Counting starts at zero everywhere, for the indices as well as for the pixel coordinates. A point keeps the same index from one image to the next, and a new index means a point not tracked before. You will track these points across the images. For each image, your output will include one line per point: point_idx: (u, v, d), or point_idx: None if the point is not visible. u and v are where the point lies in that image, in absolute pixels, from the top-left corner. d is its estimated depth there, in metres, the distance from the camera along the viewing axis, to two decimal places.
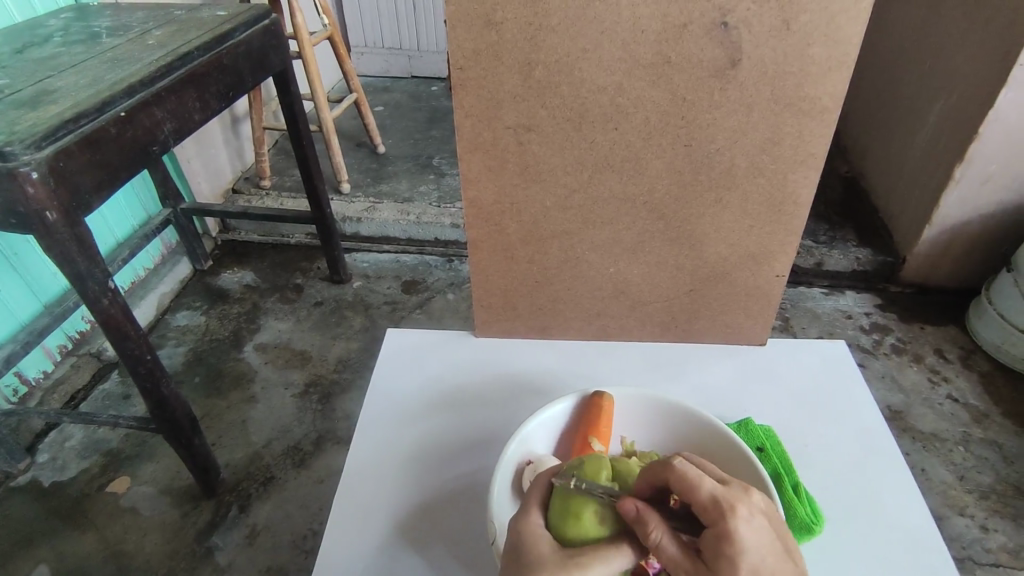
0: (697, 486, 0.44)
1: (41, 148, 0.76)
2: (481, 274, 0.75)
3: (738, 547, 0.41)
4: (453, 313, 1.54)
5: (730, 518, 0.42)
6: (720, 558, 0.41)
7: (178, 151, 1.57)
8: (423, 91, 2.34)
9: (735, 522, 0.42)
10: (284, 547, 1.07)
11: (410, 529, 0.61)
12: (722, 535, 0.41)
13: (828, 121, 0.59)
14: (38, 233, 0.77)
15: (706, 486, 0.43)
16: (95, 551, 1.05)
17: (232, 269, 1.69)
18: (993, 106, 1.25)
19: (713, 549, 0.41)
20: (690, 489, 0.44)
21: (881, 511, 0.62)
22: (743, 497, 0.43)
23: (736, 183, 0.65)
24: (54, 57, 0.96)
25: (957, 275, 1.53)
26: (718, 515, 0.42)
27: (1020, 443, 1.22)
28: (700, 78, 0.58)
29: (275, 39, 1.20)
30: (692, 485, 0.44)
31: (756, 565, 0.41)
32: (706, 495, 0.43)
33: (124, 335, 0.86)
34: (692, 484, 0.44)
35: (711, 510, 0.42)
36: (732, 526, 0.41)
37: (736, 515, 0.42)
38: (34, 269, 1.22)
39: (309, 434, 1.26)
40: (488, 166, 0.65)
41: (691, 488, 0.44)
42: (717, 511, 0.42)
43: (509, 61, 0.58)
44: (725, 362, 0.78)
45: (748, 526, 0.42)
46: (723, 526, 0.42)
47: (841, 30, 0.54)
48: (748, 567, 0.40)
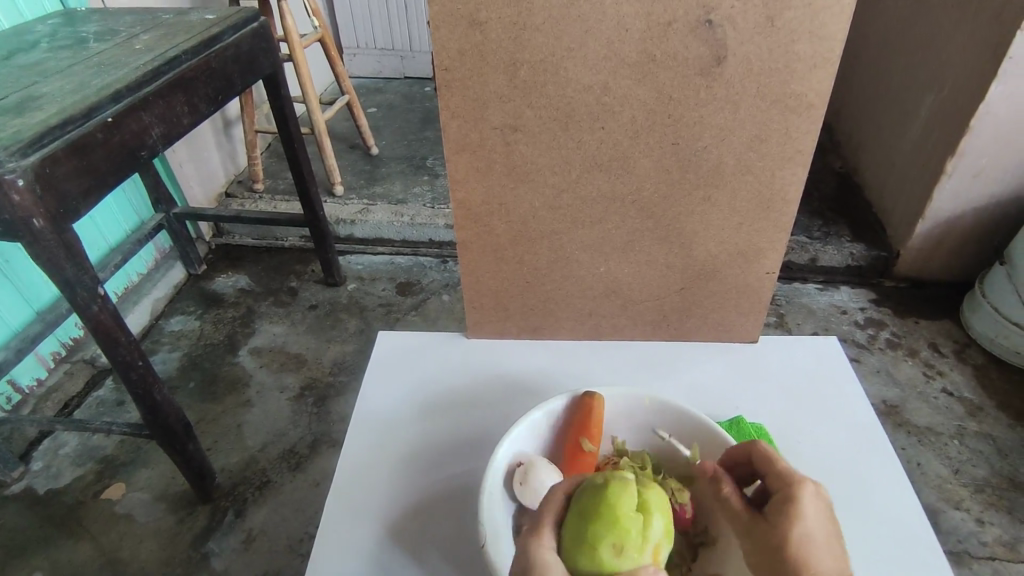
0: (774, 460, 0.49)
1: (26, 155, 0.75)
2: (471, 275, 0.75)
3: (800, 509, 0.45)
4: (447, 314, 1.54)
5: (800, 488, 0.46)
6: (781, 516, 0.45)
7: (170, 155, 1.57)
8: (416, 92, 2.34)
9: (802, 490, 0.46)
10: (280, 551, 1.06)
11: (401, 532, 0.61)
12: (787, 496, 0.46)
13: (815, 117, 0.59)
14: (25, 240, 0.76)
15: (783, 461, 0.49)
16: (90, 558, 1.05)
17: (226, 273, 1.68)
18: (984, 99, 1.25)
19: (776, 510, 0.46)
20: (769, 460, 0.49)
21: (872, 507, 0.62)
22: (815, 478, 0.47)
23: (725, 181, 0.65)
24: (41, 63, 0.96)
25: (951, 268, 1.53)
26: (790, 483, 0.47)
27: (1015, 435, 1.22)
28: (686, 76, 0.58)
29: (264, 43, 1.19)
30: (771, 461, 0.49)
31: (813, 529, 0.44)
32: (784, 465, 0.48)
33: (115, 341, 0.86)
34: (771, 456, 0.49)
35: (784, 478, 0.47)
36: (796, 492, 0.46)
37: (803, 485, 0.46)
38: (25, 277, 1.22)
39: (304, 438, 1.25)
40: (475, 167, 0.65)
41: (769, 461, 0.49)
42: (791, 479, 0.47)
43: (494, 61, 0.58)
44: (717, 360, 0.78)
45: (812, 497, 0.46)
46: (792, 490, 0.46)
47: (825, 26, 0.54)
48: (802, 529, 0.44)
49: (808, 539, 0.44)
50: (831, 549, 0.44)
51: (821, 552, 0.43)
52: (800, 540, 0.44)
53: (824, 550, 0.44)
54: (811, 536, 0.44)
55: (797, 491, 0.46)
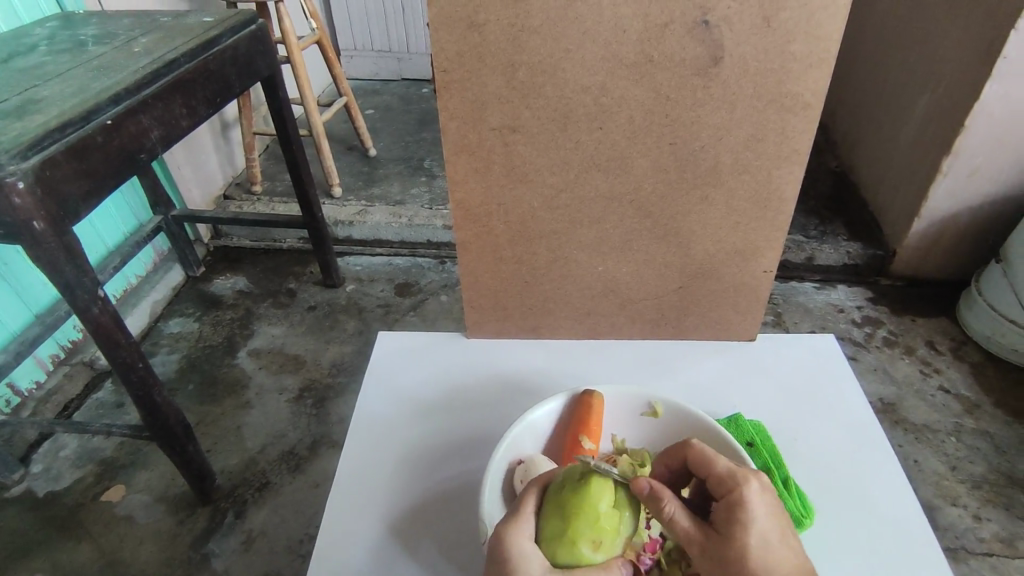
0: (712, 462, 0.49)
1: (27, 158, 0.75)
2: (470, 275, 0.76)
3: (749, 513, 0.45)
4: (446, 315, 1.55)
5: (744, 488, 0.46)
6: (732, 522, 0.45)
7: (168, 157, 1.57)
8: (413, 93, 2.34)
9: (747, 490, 0.46)
10: (281, 552, 1.07)
11: (402, 531, 0.62)
12: (735, 503, 0.46)
13: (811, 117, 0.60)
14: (25, 242, 0.76)
15: (721, 462, 0.49)
16: (91, 560, 1.05)
17: (225, 275, 1.68)
18: (979, 98, 1.26)
19: (726, 518, 0.46)
20: (708, 465, 0.50)
21: (870, 503, 0.62)
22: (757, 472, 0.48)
23: (722, 180, 0.65)
24: (40, 66, 0.96)
25: (947, 267, 1.54)
26: (734, 483, 0.47)
27: (1011, 432, 1.23)
28: (683, 76, 0.59)
29: (263, 45, 1.20)
30: (709, 464, 0.50)
31: (764, 530, 0.45)
32: (723, 468, 0.49)
33: (116, 343, 0.86)
34: (709, 461, 0.50)
35: (727, 482, 0.48)
36: (743, 495, 0.46)
37: (748, 485, 0.47)
38: (24, 280, 1.22)
39: (304, 439, 1.25)
40: (474, 167, 0.65)
41: (708, 464, 0.50)
42: (733, 481, 0.47)
43: (492, 62, 0.58)
44: (715, 358, 0.78)
45: (757, 496, 0.46)
46: (737, 495, 0.46)
47: (821, 27, 0.55)
48: (756, 532, 0.45)
49: (765, 542, 0.45)
50: (785, 542, 0.45)
51: (778, 548, 0.45)
52: (757, 545, 0.44)
53: (779, 548, 0.45)
54: (766, 536, 0.45)
55: (743, 493, 0.46)
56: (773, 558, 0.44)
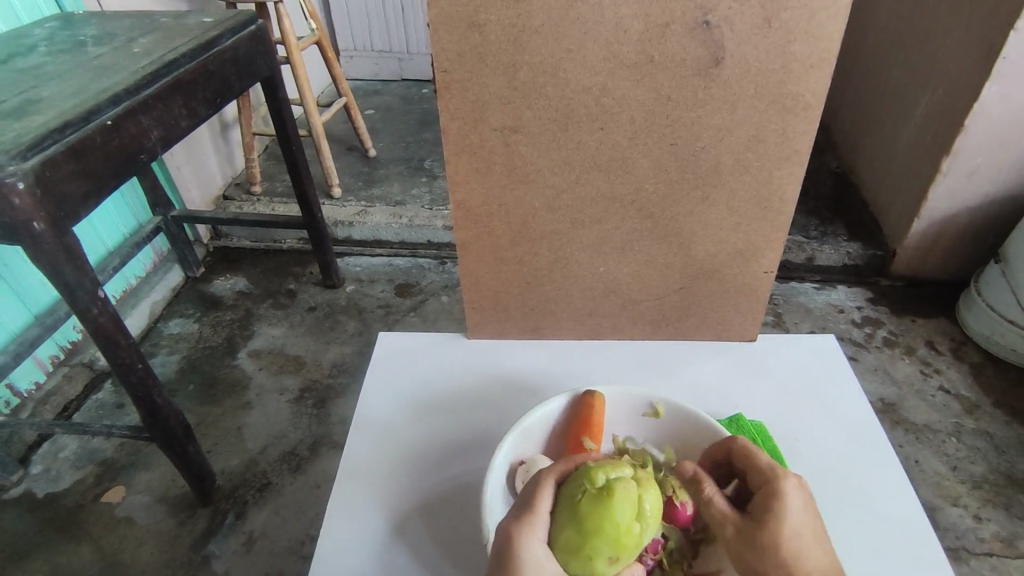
0: (755, 457, 0.52)
1: (26, 159, 0.75)
2: (471, 276, 0.76)
3: (786, 506, 0.48)
4: (446, 315, 1.55)
5: (782, 484, 0.50)
6: (769, 512, 0.48)
7: (168, 158, 1.57)
8: (413, 94, 2.34)
9: (786, 485, 0.49)
10: (281, 553, 1.07)
11: (404, 531, 0.61)
12: (772, 494, 0.49)
13: (812, 117, 0.60)
14: (25, 243, 0.76)
15: (764, 458, 0.52)
16: (91, 562, 1.05)
17: (225, 276, 1.68)
18: (978, 99, 1.26)
19: (762, 508, 0.49)
20: (750, 459, 0.52)
21: (871, 504, 0.62)
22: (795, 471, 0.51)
23: (723, 181, 0.65)
24: (39, 66, 0.96)
25: (947, 267, 1.54)
26: (775, 479, 0.50)
27: (1011, 432, 1.23)
28: (684, 77, 0.58)
29: (263, 45, 1.20)
30: (752, 458, 0.52)
31: (798, 523, 0.48)
32: (765, 463, 0.51)
33: (116, 344, 0.86)
34: (750, 455, 0.53)
35: (767, 476, 0.51)
36: (780, 488, 0.49)
37: (786, 481, 0.50)
38: (24, 280, 1.22)
39: (304, 440, 1.25)
40: (475, 168, 0.65)
41: (750, 458, 0.52)
42: (772, 476, 0.50)
43: (493, 63, 0.58)
44: (717, 359, 0.78)
45: (795, 492, 0.49)
46: (775, 487, 0.49)
47: (822, 28, 0.55)
48: (792, 523, 0.48)
49: (799, 535, 0.48)
50: (818, 542, 0.48)
51: (809, 543, 0.48)
52: (792, 535, 0.48)
53: (808, 541, 0.48)
54: (799, 530, 0.48)
55: (781, 489, 0.49)
56: (804, 552, 0.47)
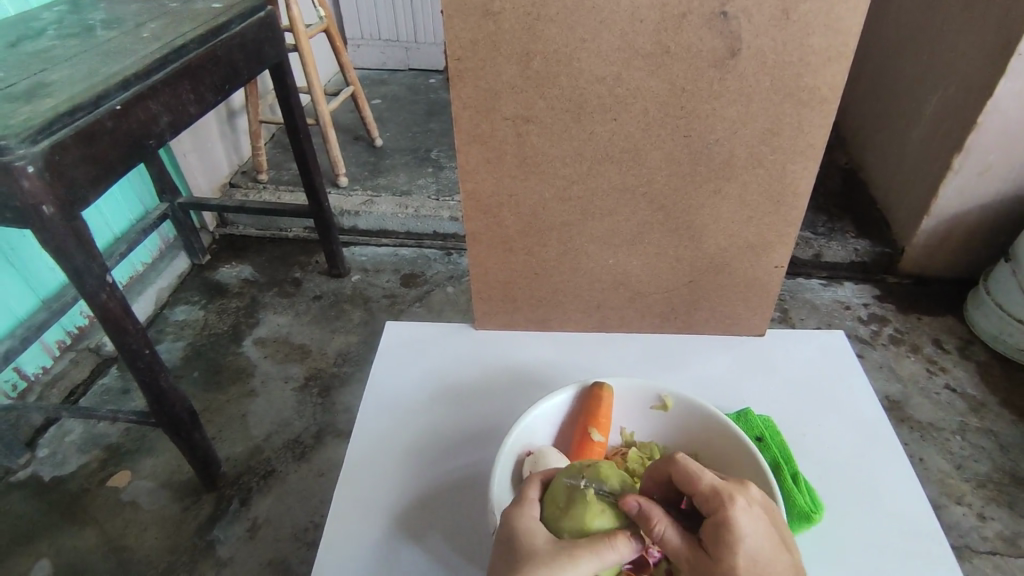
0: (698, 478, 0.48)
1: (36, 142, 0.75)
2: (480, 266, 0.75)
3: (737, 534, 0.44)
4: (452, 306, 1.54)
5: (729, 508, 0.45)
6: (720, 543, 0.44)
7: (174, 144, 1.56)
8: (420, 84, 2.33)
9: (733, 511, 0.45)
10: (286, 540, 1.07)
11: (410, 519, 0.62)
12: (720, 527, 0.44)
13: (828, 111, 0.59)
14: (34, 227, 0.76)
15: (706, 478, 0.47)
16: (97, 545, 1.06)
17: (230, 264, 1.68)
18: (992, 95, 1.24)
19: (713, 538, 0.45)
20: (692, 483, 0.48)
21: (878, 501, 0.62)
22: (743, 489, 0.46)
23: (735, 174, 0.65)
24: (49, 50, 0.95)
25: (955, 265, 1.53)
26: (719, 502, 0.46)
27: (1017, 432, 1.22)
28: (699, 68, 0.58)
29: (271, 32, 1.19)
30: (693, 480, 0.48)
31: (754, 550, 0.44)
32: (708, 486, 0.47)
33: (123, 329, 0.86)
34: (693, 477, 0.48)
35: (712, 501, 0.46)
36: (732, 514, 0.45)
37: (733, 504, 0.45)
38: (31, 265, 1.22)
39: (309, 428, 1.26)
40: (487, 157, 0.65)
41: (693, 481, 0.48)
42: (718, 500, 0.46)
43: (507, 50, 0.58)
44: (725, 353, 0.78)
45: (746, 514, 0.45)
46: (723, 515, 0.45)
47: (841, 19, 0.54)
48: (745, 554, 0.43)
49: (754, 562, 0.43)
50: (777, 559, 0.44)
51: (768, 568, 0.44)
52: (746, 564, 0.43)
53: (768, 567, 0.44)
54: (754, 558, 0.43)
55: (727, 513, 0.45)
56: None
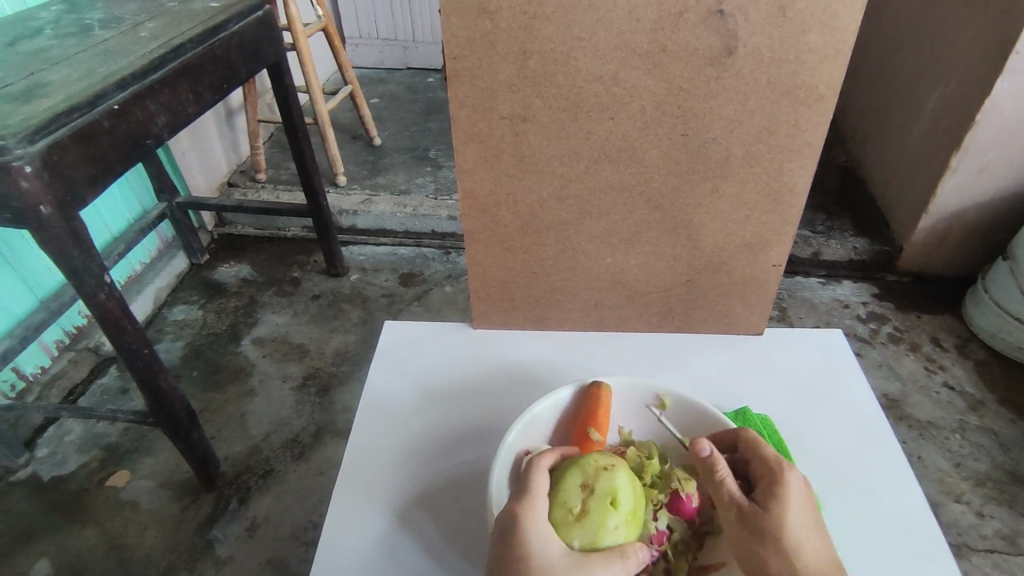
0: (760, 446, 0.53)
1: (33, 142, 0.75)
2: (478, 265, 0.75)
3: (790, 496, 0.49)
4: (451, 306, 1.54)
5: (787, 473, 0.50)
6: (772, 501, 0.49)
7: (173, 144, 1.56)
8: (419, 82, 2.33)
9: (791, 476, 0.50)
10: (285, 540, 1.07)
11: (407, 519, 0.62)
12: (774, 487, 0.50)
13: (825, 109, 0.59)
14: (32, 227, 0.76)
15: (769, 449, 0.52)
16: (96, 545, 1.06)
17: (229, 263, 1.68)
18: (990, 93, 1.24)
19: (766, 493, 0.50)
20: (755, 448, 0.53)
21: (874, 499, 0.62)
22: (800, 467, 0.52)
23: (732, 173, 0.65)
24: (46, 49, 0.95)
25: (954, 263, 1.53)
26: (779, 469, 0.51)
27: (1015, 430, 1.22)
28: (696, 66, 0.58)
29: (269, 31, 1.19)
30: (756, 446, 0.53)
31: (800, 515, 0.49)
32: (770, 453, 0.52)
33: (122, 329, 0.86)
34: (757, 444, 0.53)
35: (772, 465, 0.51)
36: (787, 480, 0.50)
37: (789, 470, 0.50)
38: (30, 265, 1.22)
39: (308, 427, 1.26)
40: (484, 156, 0.65)
41: (756, 446, 0.53)
42: (777, 466, 0.51)
43: (504, 49, 0.58)
44: (723, 352, 0.78)
45: (799, 483, 0.50)
46: (782, 477, 0.50)
47: (837, 17, 0.54)
48: (794, 515, 0.48)
49: (801, 525, 0.48)
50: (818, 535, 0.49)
51: (809, 536, 0.48)
52: (792, 525, 0.48)
53: (809, 531, 0.48)
54: (801, 522, 0.48)
55: (785, 477, 0.50)
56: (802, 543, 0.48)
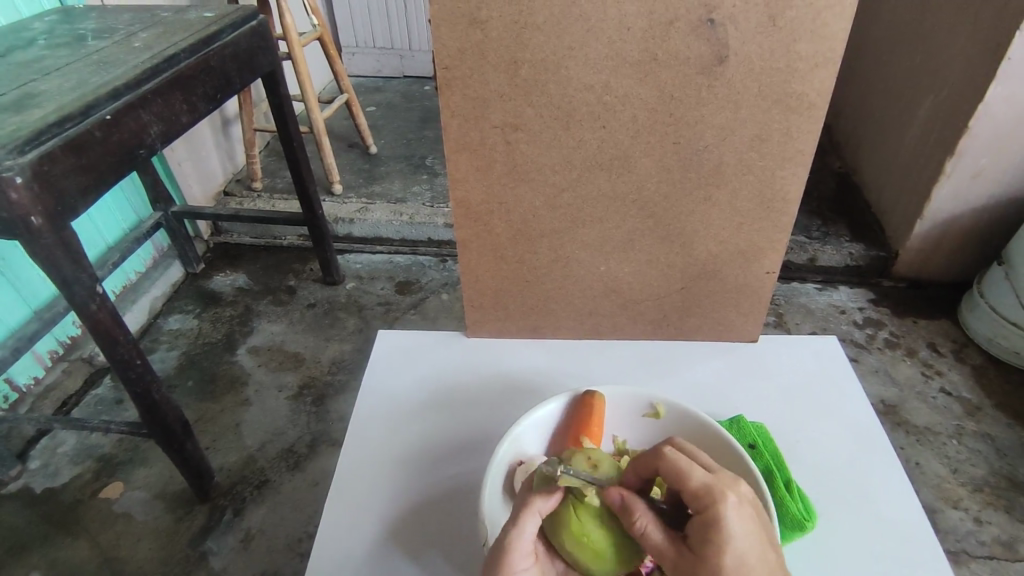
0: (687, 475, 0.47)
1: (24, 153, 0.75)
2: (472, 274, 0.75)
3: (726, 533, 0.44)
4: (447, 314, 1.54)
5: (721, 506, 0.45)
6: (709, 542, 0.44)
7: (168, 153, 1.56)
8: (415, 91, 2.34)
9: (725, 508, 0.45)
10: (279, 549, 1.07)
11: (398, 532, 0.61)
12: (706, 525, 0.45)
13: (815, 117, 0.59)
14: (23, 238, 0.76)
15: (697, 475, 0.46)
16: (88, 558, 1.05)
17: (224, 272, 1.68)
18: (983, 99, 1.25)
19: (702, 535, 0.45)
20: (681, 478, 0.47)
21: (871, 506, 0.62)
22: (733, 485, 0.46)
23: (725, 180, 0.65)
24: (39, 60, 0.95)
25: (949, 269, 1.53)
26: (711, 500, 0.45)
27: (1012, 435, 1.22)
28: (687, 75, 0.58)
29: (263, 41, 1.19)
30: (682, 477, 0.47)
31: (741, 548, 0.44)
32: (699, 483, 0.46)
33: (114, 340, 0.86)
34: (683, 473, 0.47)
35: (703, 497, 0.45)
36: (721, 512, 0.45)
37: (725, 501, 0.45)
38: (23, 275, 1.21)
39: (303, 437, 1.25)
40: (476, 165, 0.65)
41: (683, 477, 0.47)
42: (709, 497, 0.45)
43: (494, 60, 0.58)
44: (718, 360, 0.78)
45: (736, 513, 0.45)
46: (713, 512, 0.45)
47: (827, 26, 0.54)
48: (732, 551, 0.44)
49: (743, 559, 0.44)
50: (762, 560, 0.44)
51: (752, 569, 0.44)
52: (732, 562, 0.43)
53: (757, 568, 0.44)
54: (743, 555, 0.44)
55: (721, 512, 0.45)
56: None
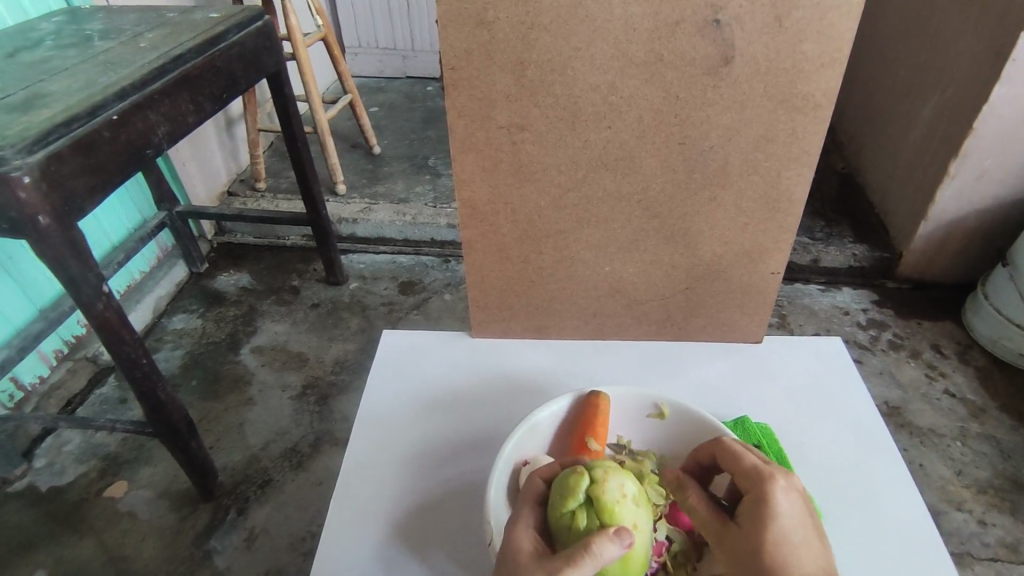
0: (740, 458, 0.51)
1: (32, 153, 0.75)
2: (477, 274, 0.75)
3: (772, 508, 0.47)
4: (450, 314, 1.54)
5: (769, 484, 0.48)
6: (756, 517, 0.47)
7: (173, 153, 1.57)
8: (418, 92, 2.34)
9: (774, 487, 0.48)
10: (282, 548, 1.07)
11: (403, 533, 0.61)
12: (755, 502, 0.48)
13: (821, 118, 0.59)
14: (31, 237, 0.76)
15: (750, 459, 0.51)
16: (93, 556, 1.05)
17: (228, 272, 1.68)
18: (987, 100, 1.25)
19: (749, 512, 0.48)
20: (736, 461, 0.51)
21: (875, 507, 0.62)
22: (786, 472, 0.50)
23: (730, 181, 0.65)
24: (46, 60, 0.96)
25: (953, 270, 1.53)
26: (761, 480, 0.49)
27: (1016, 437, 1.22)
28: (693, 75, 0.58)
29: (268, 41, 1.19)
30: (738, 459, 0.51)
31: (788, 526, 0.47)
32: (751, 464, 0.50)
33: (120, 339, 0.86)
34: (738, 456, 0.52)
35: (755, 477, 0.49)
36: (769, 490, 0.48)
37: (774, 482, 0.48)
38: (28, 274, 1.22)
39: (307, 436, 1.25)
40: (482, 165, 0.65)
41: (736, 459, 0.51)
42: (759, 477, 0.49)
43: (501, 60, 0.58)
44: (722, 361, 0.78)
45: (785, 494, 0.48)
46: (763, 489, 0.48)
47: (834, 26, 0.54)
48: (776, 527, 0.47)
49: (786, 535, 0.46)
50: (807, 541, 0.47)
51: (797, 546, 0.46)
52: (775, 538, 0.46)
53: (801, 549, 0.46)
54: (785, 532, 0.47)
55: (768, 489, 0.48)
56: (793, 553, 0.46)
